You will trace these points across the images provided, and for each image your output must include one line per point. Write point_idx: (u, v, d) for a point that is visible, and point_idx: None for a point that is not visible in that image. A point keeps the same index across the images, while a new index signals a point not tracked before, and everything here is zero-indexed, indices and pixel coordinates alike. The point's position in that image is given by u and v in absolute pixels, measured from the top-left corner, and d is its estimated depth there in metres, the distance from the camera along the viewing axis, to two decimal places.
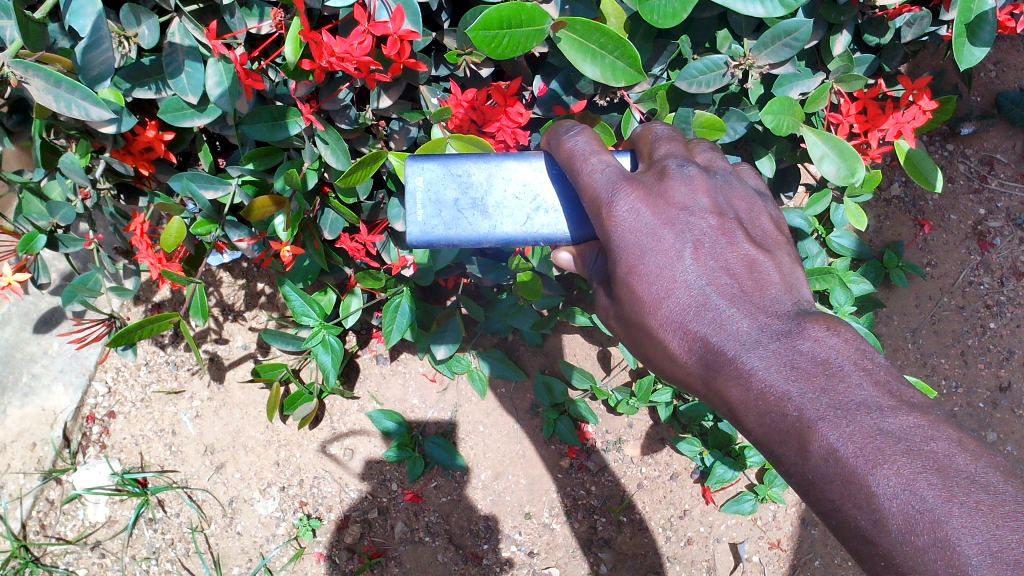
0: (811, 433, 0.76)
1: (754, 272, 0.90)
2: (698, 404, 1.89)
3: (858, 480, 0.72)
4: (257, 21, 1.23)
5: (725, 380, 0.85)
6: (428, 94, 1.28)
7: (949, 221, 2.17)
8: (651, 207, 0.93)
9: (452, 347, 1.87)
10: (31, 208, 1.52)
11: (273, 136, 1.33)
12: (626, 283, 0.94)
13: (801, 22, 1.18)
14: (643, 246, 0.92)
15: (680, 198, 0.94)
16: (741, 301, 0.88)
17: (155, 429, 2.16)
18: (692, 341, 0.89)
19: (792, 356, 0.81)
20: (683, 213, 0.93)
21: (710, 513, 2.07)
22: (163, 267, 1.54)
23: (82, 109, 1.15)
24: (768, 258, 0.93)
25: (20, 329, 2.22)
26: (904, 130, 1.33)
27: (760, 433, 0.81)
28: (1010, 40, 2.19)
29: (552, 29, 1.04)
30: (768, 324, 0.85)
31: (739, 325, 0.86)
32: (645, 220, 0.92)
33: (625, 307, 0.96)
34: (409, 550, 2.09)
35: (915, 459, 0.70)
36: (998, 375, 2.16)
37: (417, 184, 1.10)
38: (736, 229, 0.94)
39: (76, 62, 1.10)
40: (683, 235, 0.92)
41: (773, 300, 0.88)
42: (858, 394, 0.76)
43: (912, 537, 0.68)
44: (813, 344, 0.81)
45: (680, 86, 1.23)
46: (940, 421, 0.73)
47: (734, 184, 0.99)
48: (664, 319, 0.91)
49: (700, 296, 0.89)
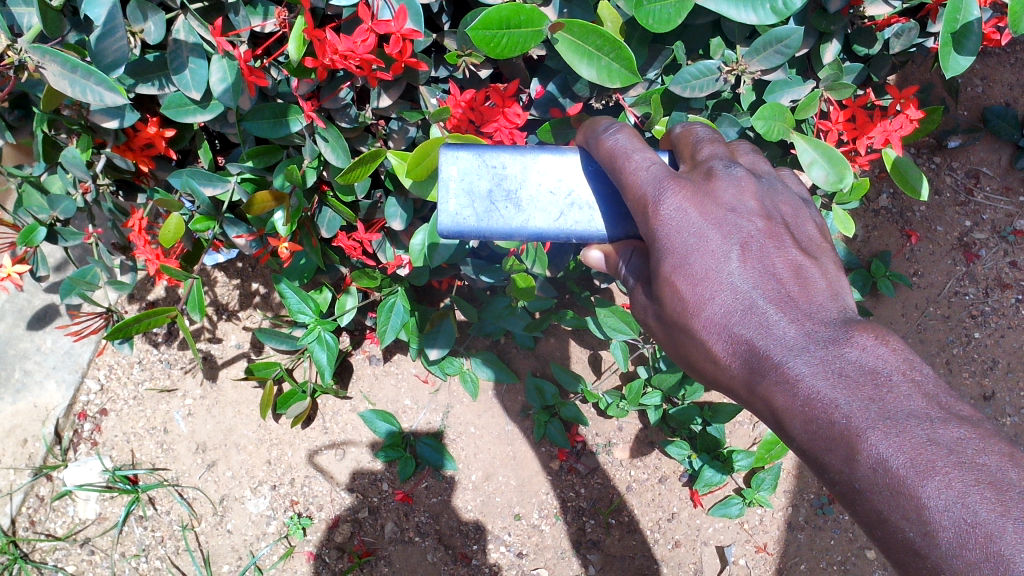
0: (859, 442, 0.76)
1: (800, 278, 0.92)
2: (688, 408, 1.92)
3: (909, 491, 0.72)
4: (262, 19, 1.25)
5: (771, 386, 0.87)
6: (427, 94, 1.30)
7: (935, 232, 2.22)
8: (697, 207, 0.94)
9: (445, 348, 1.89)
10: (32, 201, 1.55)
11: (274, 133, 1.36)
12: (669, 282, 0.95)
13: (792, 30, 1.22)
14: (689, 248, 0.94)
15: (728, 199, 0.96)
16: (787, 306, 0.89)
17: (147, 427, 2.16)
18: (736, 344, 0.91)
19: (840, 364, 0.82)
20: (730, 214, 0.95)
21: (698, 516, 2.09)
22: (161, 262, 1.56)
23: (96, 95, 1.15)
24: (814, 264, 0.95)
25: (13, 325, 2.23)
26: (891, 138, 1.36)
27: (805, 440, 0.82)
28: (995, 56, 2.25)
29: (551, 30, 1.07)
30: (814, 331, 0.86)
31: (785, 331, 0.87)
32: (691, 219, 0.94)
33: (666, 308, 0.97)
34: (398, 550, 2.10)
35: (966, 471, 0.70)
36: (982, 385, 2.17)
37: (451, 173, 1.08)
38: (783, 233, 0.97)
39: (91, 48, 1.12)
40: (729, 237, 0.94)
41: (819, 306, 0.89)
42: (907, 404, 0.77)
43: (964, 552, 0.68)
44: (860, 352, 0.82)
45: (674, 90, 1.25)
46: (991, 434, 0.73)
47: (779, 189, 1.02)
48: (707, 322, 0.93)
49: (746, 300, 0.91)
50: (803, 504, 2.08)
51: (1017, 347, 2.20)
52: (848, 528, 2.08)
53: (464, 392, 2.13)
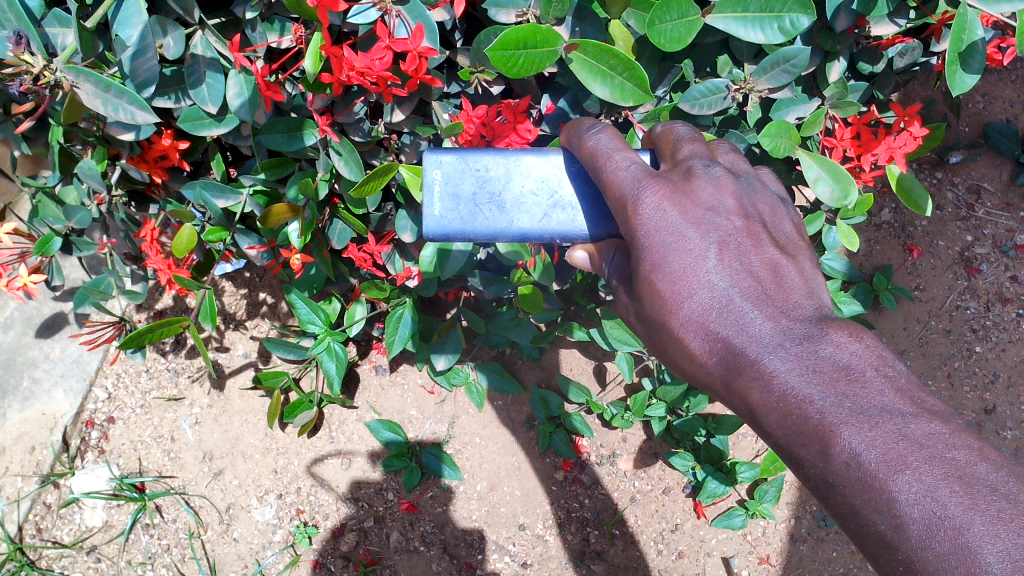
0: (833, 437, 0.78)
1: (777, 276, 0.94)
2: (692, 420, 1.95)
3: (881, 485, 0.74)
4: (279, 35, 1.28)
5: (747, 382, 0.88)
6: (439, 110, 1.33)
7: (937, 247, 2.24)
8: (676, 206, 0.96)
9: (453, 358, 1.90)
10: (47, 212, 1.58)
11: (289, 147, 1.38)
12: (648, 281, 0.97)
13: (799, 49, 1.24)
14: (668, 245, 0.95)
15: (706, 198, 0.97)
16: (763, 303, 0.91)
17: (154, 435, 2.18)
18: (713, 342, 0.93)
19: (814, 361, 0.84)
20: (708, 212, 0.97)
21: (701, 527, 2.11)
22: (173, 273, 1.58)
23: (128, 113, 1.19)
24: (790, 262, 0.97)
25: (21, 334, 2.26)
26: (895, 155, 1.37)
27: (781, 435, 0.84)
28: (996, 73, 2.28)
29: (565, 50, 1.09)
30: (790, 328, 0.89)
31: (761, 329, 0.89)
32: (671, 217, 0.96)
33: (645, 305, 0.99)
34: (404, 559, 2.11)
35: (936, 466, 0.72)
36: (983, 398, 2.19)
37: (435, 176, 1.15)
38: (760, 232, 0.99)
39: (123, 67, 1.15)
40: (708, 236, 0.96)
41: (796, 303, 0.92)
42: (880, 400, 0.79)
43: (934, 544, 0.70)
44: (835, 349, 0.84)
45: (682, 108, 1.28)
46: (961, 429, 0.76)
47: (758, 187, 1.04)
48: (685, 320, 0.95)
49: (724, 297, 0.93)
50: (806, 516, 2.10)
51: (1018, 361, 2.22)
52: (850, 540, 2.09)
53: (470, 403, 2.15)
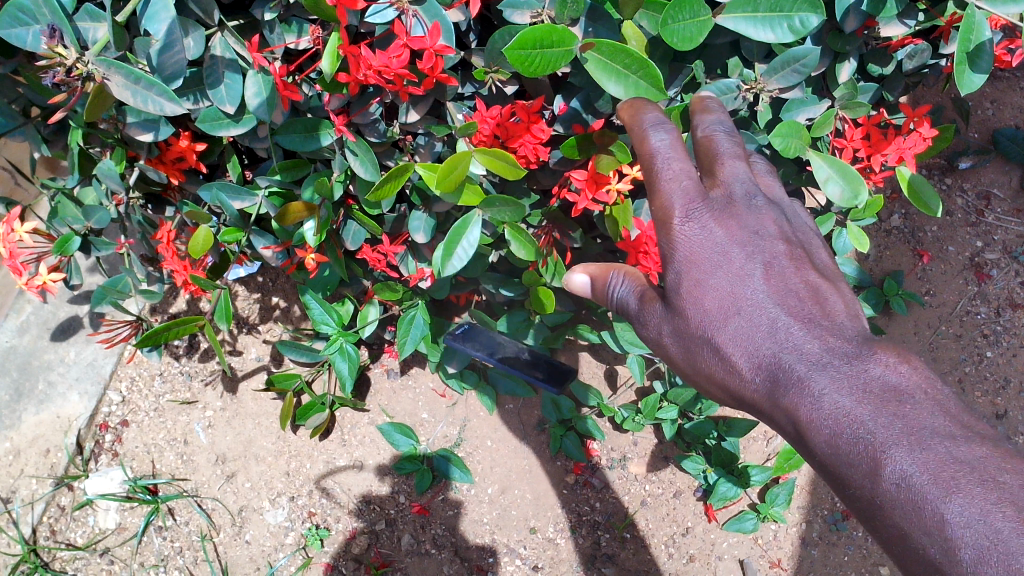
0: (883, 458, 0.84)
1: (819, 300, 1.02)
2: (703, 423, 1.96)
3: (932, 505, 0.80)
4: (296, 37, 1.30)
5: (793, 399, 0.95)
6: (454, 110, 1.35)
7: (947, 252, 2.25)
8: (724, 228, 1.05)
9: (462, 363, 1.98)
10: (66, 211, 1.60)
11: (306, 146, 1.40)
12: (694, 298, 1.04)
13: (808, 50, 1.26)
14: (716, 262, 1.03)
15: (750, 223, 1.06)
16: (807, 325, 0.99)
17: (167, 438, 2.19)
18: (759, 360, 1.00)
19: (861, 381, 0.91)
20: (753, 236, 1.05)
21: (712, 531, 2.11)
22: (189, 273, 1.61)
23: (156, 105, 1.21)
24: (831, 290, 1.05)
25: (37, 338, 2.25)
26: (905, 156, 1.38)
27: (827, 454, 0.90)
28: (1005, 80, 2.29)
29: (580, 49, 1.11)
30: (835, 349, 0.96)
31: (807, 349, 0.97)
32: (719, 238, 1.04)
33: (689, 322, 1.06)
34: (415, 562, 2.11)
35: (988, 491, 0.78)
36: (994, 403, 2.19)
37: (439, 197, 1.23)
38: (802, 258, 1.07)
39: (153, 60, 1.19)
40: (753, 258, 1.04)
41: (838, 326, 0.99)
42: (929, 422, 0.85)
43: (986, 566, 0.75)
44: (880, 371, 0.91)
45: (696, 107, 1.29)
46: (1007, 454, 0.81)
47: (795, 218, 1.14)
48: (730, 336, 1.02)
49: (771, 317, 1.01)
50: (817, 520, 2.09)
51: None
52: (862, 544, 2.09)
53: (482, 407, 2.16)
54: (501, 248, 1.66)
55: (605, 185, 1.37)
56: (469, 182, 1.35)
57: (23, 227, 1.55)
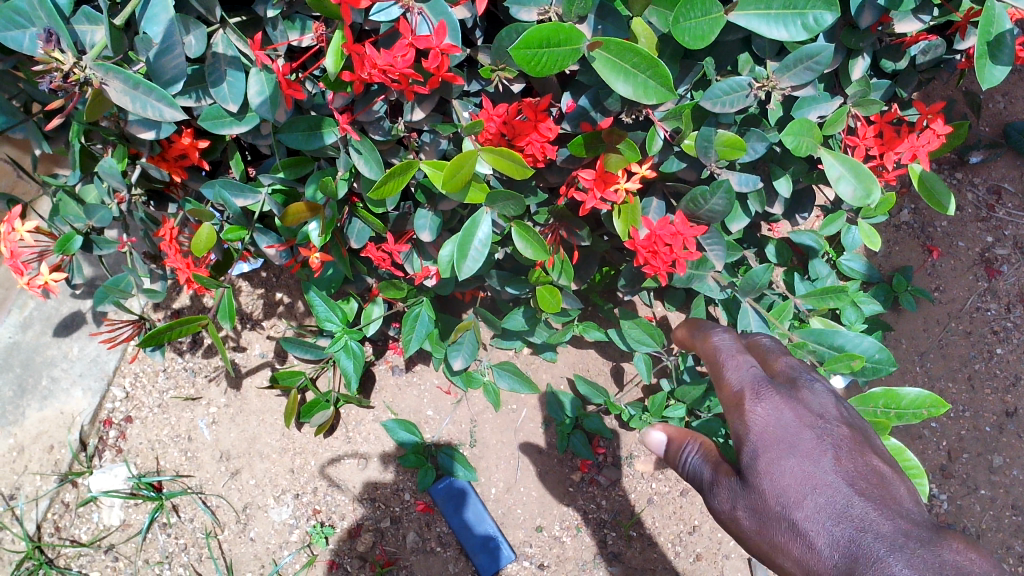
0: None
1: (887, 487, 1.02)
2: (710, 421, 1.93)
3: None
4: (299, 34, 1.28)
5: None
6: (460, 108, 1.33)
7: (957, 248, 2.22)
8: (792, 409, 1.10)
9: (470, 359, 1.89)
10: (69, 210, 1.60)
11: (309, 145, 1.38)
12: (766, 476, 1.05)
13: (822, 47, 1.23)
14: (785, 445, 1.07)
15: (817, 406, 1.11)
16: (881, 506, 0.97)
17: (171, 435, 2.18)
18: (834, 536, 0.96)
19: (936, 562, 0.88)
20: (819, 417, 1.10)
21: (719, 529, 2.10)
22: (192, 272, 1.60)
23: (156, 111, 1.18)
24: (902, 485, 1.04)
25: (41, 333, 2.20)
26: (919, 153, 1.36)
27: None
28: (1017, 73, 2.26)
29: (587, 48, 1.08)
30: (910, 530, 0.93)
31: (883, 528, 0.94)
32: (786, 418, 1.09)
33: (762, 503, 1.05)
34: (420, 560, 2.11)
35: None
36: (1004, 401, 2.16)
37: None
38: (869, 449, 1.08)
39: (150, 65, 1.17)
40: (822, 440, 1.06)
41: (910, 510, 0.98)
42: None
43: None
44: (956, 557, 0.88)
45: (705, 106, 1.25)
46: None
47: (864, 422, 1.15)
48: (803, 515, 1.00)
49: (843, 496, 0.99)
50: None
51: None
52: None
53: (487, 404, 2.14)
54: (507, 246, 1.64)
55: (613, 184, 1.35)
56: (475, 181, 1.33)
57: (24, 227, 1.53)
